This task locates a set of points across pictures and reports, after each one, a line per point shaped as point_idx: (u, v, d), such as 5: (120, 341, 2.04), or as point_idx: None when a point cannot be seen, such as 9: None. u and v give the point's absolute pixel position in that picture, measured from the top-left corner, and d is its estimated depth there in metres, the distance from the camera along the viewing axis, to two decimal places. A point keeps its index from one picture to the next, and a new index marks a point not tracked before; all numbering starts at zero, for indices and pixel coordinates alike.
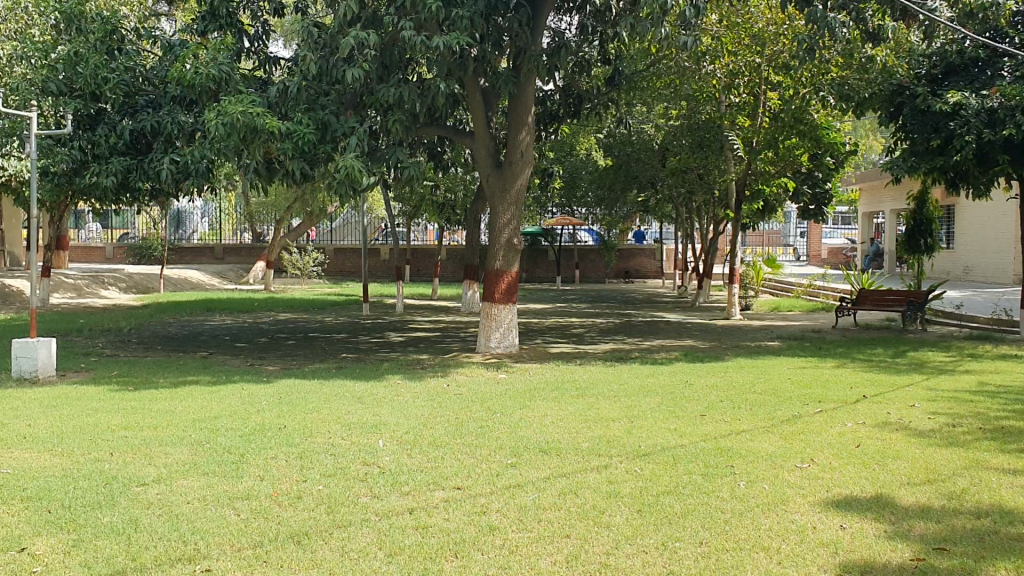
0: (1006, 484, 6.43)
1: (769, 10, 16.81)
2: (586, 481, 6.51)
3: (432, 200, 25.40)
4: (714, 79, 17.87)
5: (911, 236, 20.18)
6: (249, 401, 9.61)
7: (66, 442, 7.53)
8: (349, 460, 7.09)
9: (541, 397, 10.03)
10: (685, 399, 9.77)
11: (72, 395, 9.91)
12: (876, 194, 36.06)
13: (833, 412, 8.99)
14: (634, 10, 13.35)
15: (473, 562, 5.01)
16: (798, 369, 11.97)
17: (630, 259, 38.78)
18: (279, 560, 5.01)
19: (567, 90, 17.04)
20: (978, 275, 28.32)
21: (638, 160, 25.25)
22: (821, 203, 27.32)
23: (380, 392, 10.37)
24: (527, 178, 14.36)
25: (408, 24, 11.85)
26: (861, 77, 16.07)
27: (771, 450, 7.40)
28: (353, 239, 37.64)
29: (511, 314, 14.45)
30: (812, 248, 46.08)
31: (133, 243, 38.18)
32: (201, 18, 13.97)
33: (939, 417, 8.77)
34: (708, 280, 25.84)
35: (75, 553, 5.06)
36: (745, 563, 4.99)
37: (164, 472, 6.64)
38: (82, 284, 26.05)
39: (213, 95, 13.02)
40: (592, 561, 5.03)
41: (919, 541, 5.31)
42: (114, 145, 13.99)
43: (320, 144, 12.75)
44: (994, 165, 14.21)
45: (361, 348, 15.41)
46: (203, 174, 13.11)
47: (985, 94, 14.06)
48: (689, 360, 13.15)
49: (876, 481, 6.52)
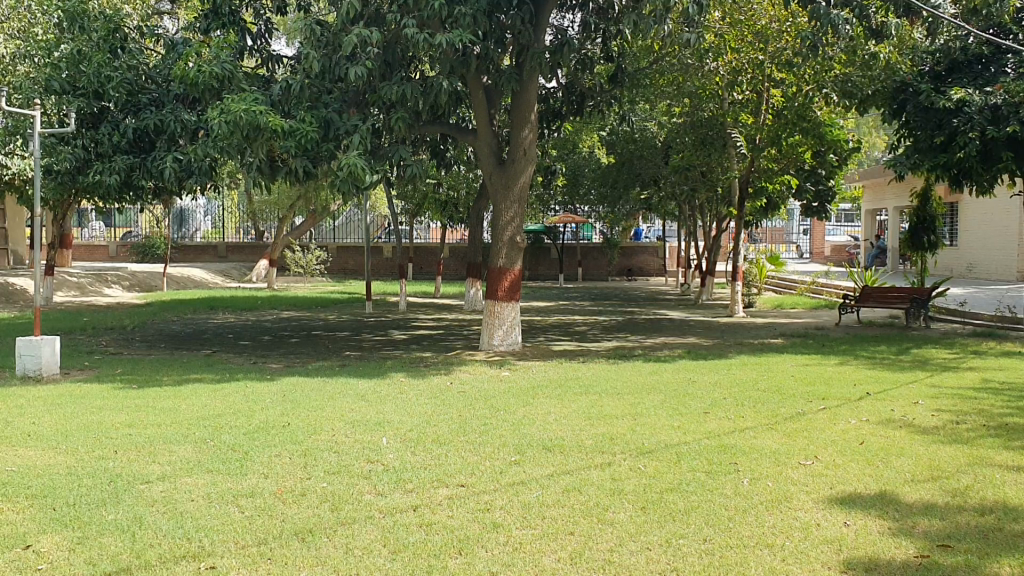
0: (1009, 481, 6.41)
1: (772, 8, 16.93)
2: (590, 478, 6.52)
3: (435, 198, 25.67)
4: (717, 77, 17.66)
5: (913, 233, 20.09)
6: (253, 399, 9.60)
7: (70, 441, 7.53)
8: (353, 458, 7.07)
9: (544, 395, 10.01)
10: (689, 398, 9.70)
11: (75, 394, 9.91)
12: (879, 191, 36.08)
13: (835, 409, 8.96)
14: (638, 7, 13.29)
15: (476, 560, 5.01)
16: (802, 368, 11.88)
17: (633, 257, 38.71)
18: (283, 556, 5.03)
19: (569, 87, 17.00)
20: (980, 272, 28.25)
21: (641, 157, 25.41)
22: (825, 201, 27.72)
23: (383, 390, 10.34)
24: (529, 177, 14.38)
25: (411, 22, 11.80)
26: (865, 75, 15.79)
27: (775, 447, 7.39)
28: (355, 237, 37.80)
29: (513, 313, 14.45)
30: (816, 246, 46.82)
31: (136, 242, 38.28)
32: (203, 17, 14.04)
33: (943, 414, 8.76)
34: (711, 277, 25.75)
35: (80, 551, 5.07)
36: (749, 561, 4.99)
37: (169, 471, 6.63)
38: (86, 283, 26.01)
39: (217, 93, 13.02)
40: (597, 558, 5.03)
41: (924, 538, 5.31)
42: (117, 143, 14.01)
43: (323, 141, 12.81)
44: (997, 162, 14.18)
45: (362, 347, 15.38)
46: (207, 173, 13.17)
47: (989, 91, 14.05)
48: (693, 359, 13.10)
49: (880, 478, 6.51)
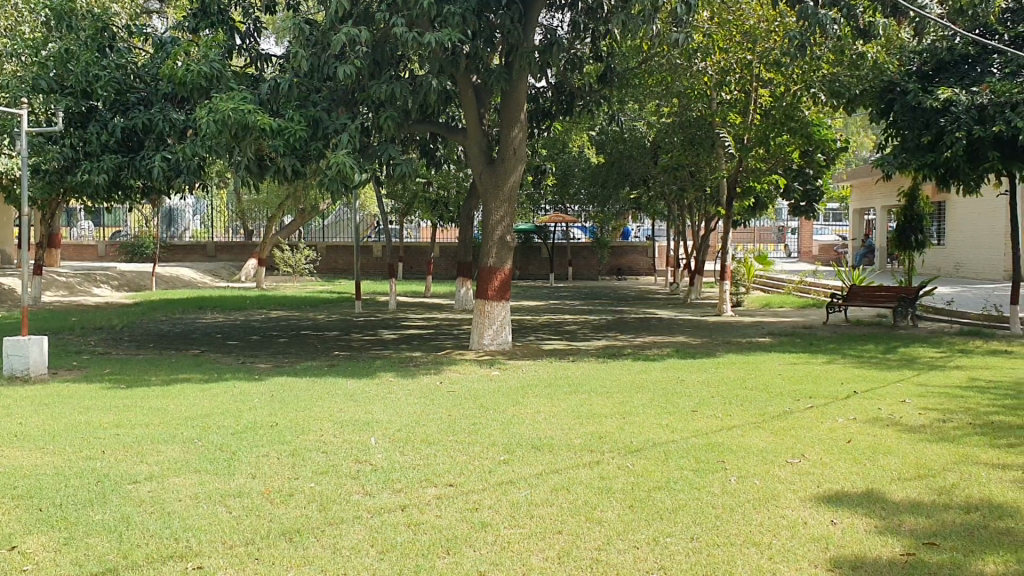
0: (996, 478, 6.47)
1: (760, 7, 17.01)
2: (578, 477, 6.53)
3: (425, 198, 25.68)
4: (706, 77, 17.73)
5: (901, 233, 20.16)
6: (241, 399, 9.58)
7: (58, 441, 7.51)
8: (342, 458, 7.07)
9: (534, 394, 10.03)
10: (677, 396, 9.74)
11: (63, 394, 9.86)
12: (867, 191, 36.29)
13: (823, 407, 9.02)
14: (626, 6, 13.28)
15: (464, 559, 5.02)
16: (790, 366, 11.95)
17: (622, 257, 38.86)
18: (271, 557, 5.02)
19: (559, 87, 17.04)
20: (968, 272, 28.40)
21: (631, 157, 25.37)
22: (813, 199, 27.25)
23: (373, 390, 10.34)
24: (519, 176, 14.36)
25: (400, 21, 11.77)
26: (853, 74, 16.07)
27: (763, 446, 7.43)
28: (345, 237, 37.78)
29: (504, 312, 14.45)
30: (804, 246, 47.05)
31: (124, 241, 38.11)
32: (192, 16, 14.01)
33: (930, 412, 8.82)
34: (699, 277, 25.84)
35: (67, 552, 5.05)
36: (736, 559, 5.01)
37: (157, 470, 6.62)
38: (74, 283, 25.88)
39: (205, 92, 12.96)
40: (585, 557, 5.05)
41: (910, 536, 5.34)
42: (105, 143, 13.94)
43: (312, 140, 12.78)
44: (984, 161, 14.29)
45: (352, 346, 15.37)
46: (196, 172, 13.13)
47: (975, 91, 14.09)
48: (682, 357, 13.16)
49: (867, 476, 6.56)
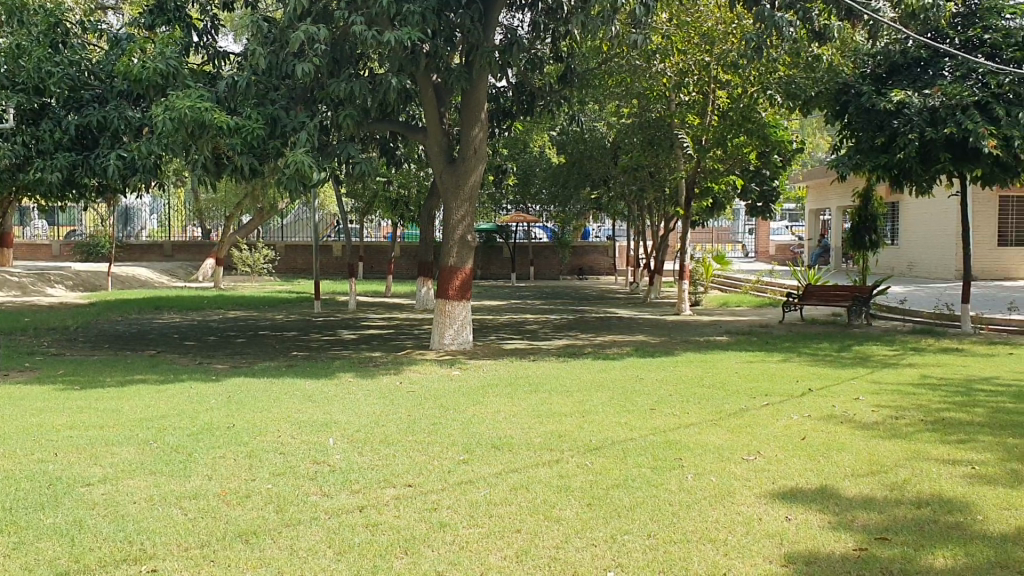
0: (945, 473, 6.62)
1: (718, 10, 17.27)
2: (537, 476, 6.55)
3: (386, 197, 25.55)
4: (665, 78, 17.85)
5: (856, 233, 20.46)
6: (198, 400, 9.47)
7: (8, 444, 7.36)
8: (299, 459, 7.01)
9: (494, 393, 10.05)
10: (636, 394, 9.82)
11: (13, 396, 9.66)
12: (823, 192, 36.87)
13: (779, 405, 9.15)
14: (586, 7, 13.35)
15: (422, 559, 5.02)
16: (747, 364, 12.10)
17: (583, 256, 39.06)
18: (226, 559, 4.97)
19: (519, 87, 17.05)
20: (921, 271, 28.97)
21: (591, 158, 25.40)
22: (769, 200, 27.92)
23: (332, 390, 10.28)
24: (480, 175, 14.37)
25: (359, 19, 11.71)
26: (809, 75, 16.49)
27: (720, 443, 7.51)
28: (305, 236, 37.49)
29: (465, 312, 14.44)
30: (762, 246, 47.67)
31: (79, 241, 37.44)
32: (148, 12, 13.82)
33: (883, 409, 8.99)
34: (659, 276, 26.06)
35: (17, 556, 4.96)
36: (692, 555, 5.07)
37: (110, 472, 6.53)
38: (27, 283, 25.36)
39: (161, 90, 12.76)
40: (543, 555, 5.07)
41: (862, 532, 5.44)
42: (59, 140, 13.69)
43: (270, 139, 12.64)
44: (936, 162, 14.62)
45: (311, 347, 15.26)
46: (151, 170, 12.95)
47: (927, 94, 14.38)
48: (641, 356, 13.26)
49: (821, 473, 6.66)
